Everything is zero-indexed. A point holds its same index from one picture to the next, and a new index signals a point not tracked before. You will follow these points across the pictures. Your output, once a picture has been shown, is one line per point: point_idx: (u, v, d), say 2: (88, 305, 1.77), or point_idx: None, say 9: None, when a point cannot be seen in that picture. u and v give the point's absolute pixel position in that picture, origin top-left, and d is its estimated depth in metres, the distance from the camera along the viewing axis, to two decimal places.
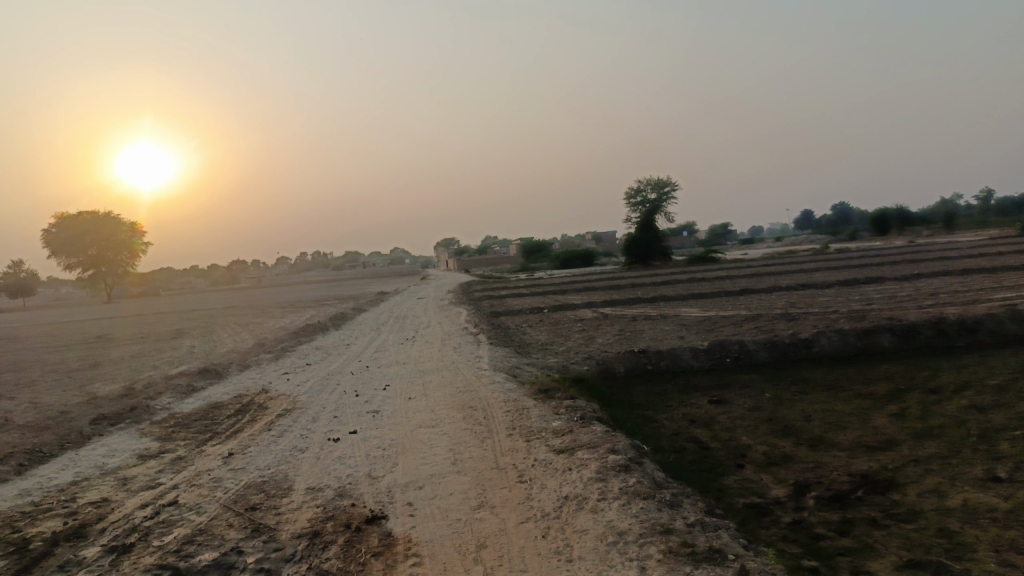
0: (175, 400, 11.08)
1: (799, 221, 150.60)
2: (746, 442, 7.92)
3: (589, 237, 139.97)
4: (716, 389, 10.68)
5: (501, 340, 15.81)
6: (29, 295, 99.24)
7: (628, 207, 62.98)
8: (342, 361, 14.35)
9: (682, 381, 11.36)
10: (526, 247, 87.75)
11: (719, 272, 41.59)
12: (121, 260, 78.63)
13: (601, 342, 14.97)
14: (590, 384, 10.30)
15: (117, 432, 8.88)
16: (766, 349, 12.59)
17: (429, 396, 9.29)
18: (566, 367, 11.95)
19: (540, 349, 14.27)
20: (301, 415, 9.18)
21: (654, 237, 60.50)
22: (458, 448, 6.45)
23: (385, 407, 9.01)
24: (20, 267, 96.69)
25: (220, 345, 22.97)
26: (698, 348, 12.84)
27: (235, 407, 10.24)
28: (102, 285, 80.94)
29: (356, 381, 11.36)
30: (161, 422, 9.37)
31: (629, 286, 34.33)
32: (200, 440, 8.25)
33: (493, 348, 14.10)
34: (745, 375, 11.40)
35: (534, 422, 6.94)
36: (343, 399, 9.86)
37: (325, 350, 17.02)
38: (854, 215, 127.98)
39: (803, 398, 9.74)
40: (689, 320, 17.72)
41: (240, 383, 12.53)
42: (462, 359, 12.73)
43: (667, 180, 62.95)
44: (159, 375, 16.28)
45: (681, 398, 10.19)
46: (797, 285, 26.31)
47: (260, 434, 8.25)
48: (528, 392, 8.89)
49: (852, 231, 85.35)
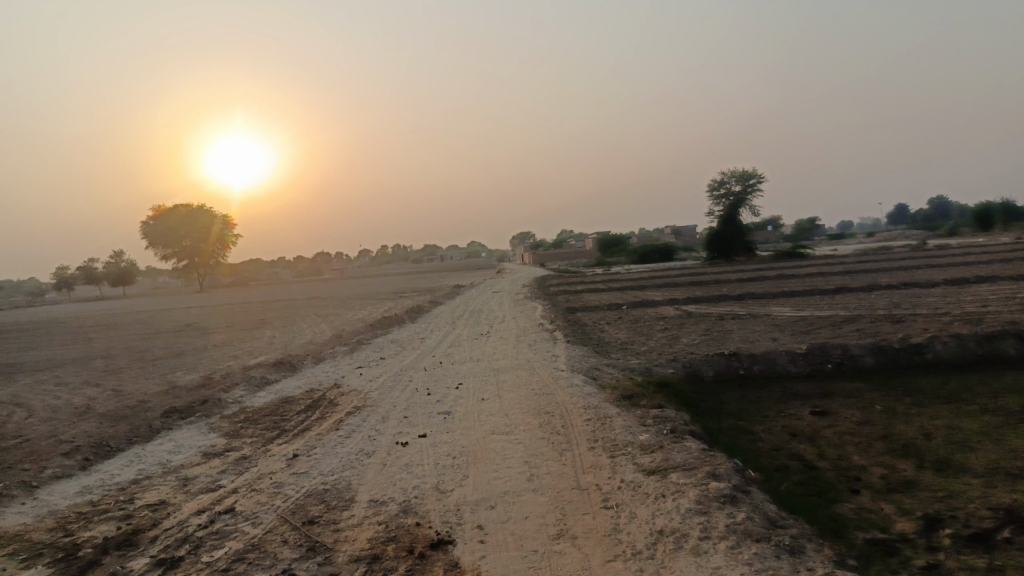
0: (247, 393, 10.92)
1: (893, 215, 143.25)
2: (859, 462, 7.01)
3: (668, 230, 137.03)
4: (817, 399, 9.73)
5: (579, 337, 15.16)
6: (128, 284, 104.67)
7: (711, 200, 60.97)
8: (415, 356, 14.02)
9: (778, 388, 10.42)
10: (603, 241, 86.51)
11: (809, 269, 39.44)
12: (213, 251, 81.99)
13: (686, 342, 14.09)
14: (677, 390, 9.52)
15: (186, 426, 8.70)
16: (871, 356, 11.46)
17: (504, 398, 8.71)
18: (649, 370, 11.19)
19: (620, 349, 13.53)
20: (370, 413, 8.77)
21: (738, 232, 58.39)
22: (535, 461, 5.83)
23: (456, 408, 8.49)
24: (122, 255, 102.27)
25: (299, 336, 23.19)
26: (794, 352, 11.84)
27: (305, 402, 9.97)
28: (194, 275, 84.51)
29: (428, 378, 10.93)
30: (231, 417, 9.15)
31: (713, 282, 32.92)
32: (266, 439, 7.93)
33: (571, 345, 13.45)
34: (850, 383, 10.37)
35: (618, 434, 6.26)
36: (414, 398, 9.42)
37: (399, 344, 16.78)
38: (954, 209, 120.72)
39: (921, 411, 8.67)
40: (780, 320, 16.57)
41: (313, 376, 12.33)
42: (539, 357, 12.11)
43: (753, 172, 60.58)
44: (237, 366, 16.40)
45: (779, 409, 9.29)
46: (899, 283, 24.45)
47: (327, 434, 7.86)
48: (610, 397, 8.21)
49: (952, 227, 80.34)
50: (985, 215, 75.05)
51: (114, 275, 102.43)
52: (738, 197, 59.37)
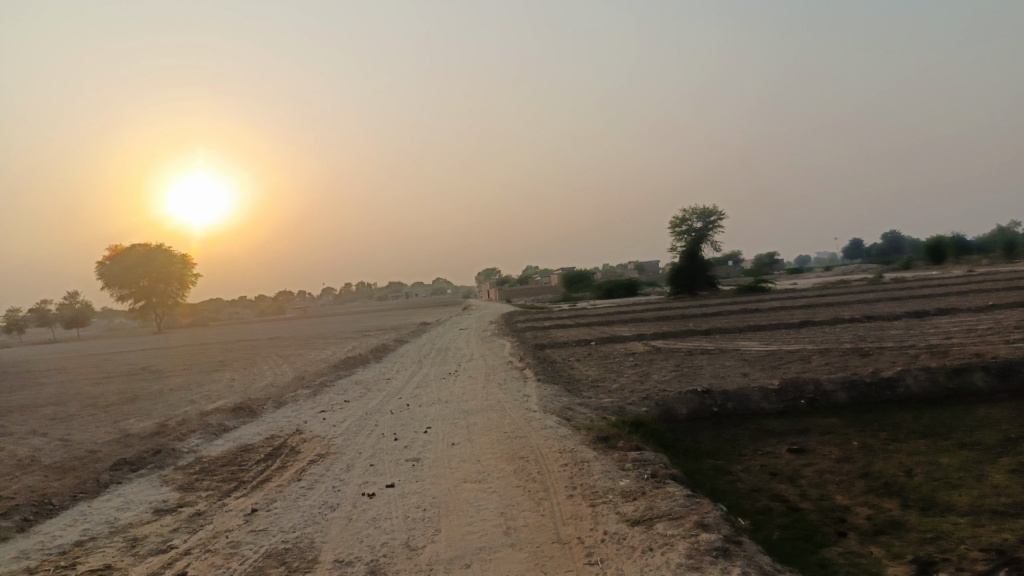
0: (204, 441, 10.38)
1: (848, 250, 146.74)
2: (842, 503, 6.83)
3: (631, 266, 138.25)
4: (794, 436, 9.58)
5: (549, 375, 14.88)
6: (81, 326, 101.57)
7: (673, 236, 61.69)
8: (380, 398, 13.58)
9: (754, 425, 10.26)
10: (568, 277, 86.78)
11: (773, 303, 39.88)
12: (172, 291, 80.24)
13: (657, 379, 13.91)
14: (652, 431, 9.29)
15: (137, 479, 8.17)
16: (844, 391, 11.40)
17: (475, 443, 8.37)
18: (622, 409, 10.95)
19: (591, 387, 13.28)
20: (334, 462, 8.34)
21: (701, 267, 59.08)
22: (511, 511, 5.51)
23: (425, 454, 8.13)
24: (75, 296, 99.45)
25: (259, 379, 22.46)
26: (767, 388, 11.73)
27: (266, 450, 9.49)
28: (152, 316, 82.42)
29: (395, 422, 10.52)
30: (185, 468, 8.63)
31: (679, 317, 33.00)
32: (223, 492, 7.46)
33: (542, 384, 13.17)
34: (825, 420, 10.25)
35: (597, 481, 5.98)
36: (380, 444, 9.02)
37: (364, 385, 16.29)
38: (906, 243, 124.09)
39: (898, 447, 8.56)
40: (750, 355, 16.52)
41: (274, 421, 11.82)
42: (509, 398, 11.79)
43: (713, 209, 61.59)
44: (194, 411, 15.73)
45: (756, 447, 9.11)
46: (861, 317, 24.73)
47: (288, 485, 7.42)
48: (585, 439, 7.93)
49: (906, 260, 82.48)
50: (936, 248, 77.32)
51: (67, 317, 99.42)
52: (700, 232, 60.18)
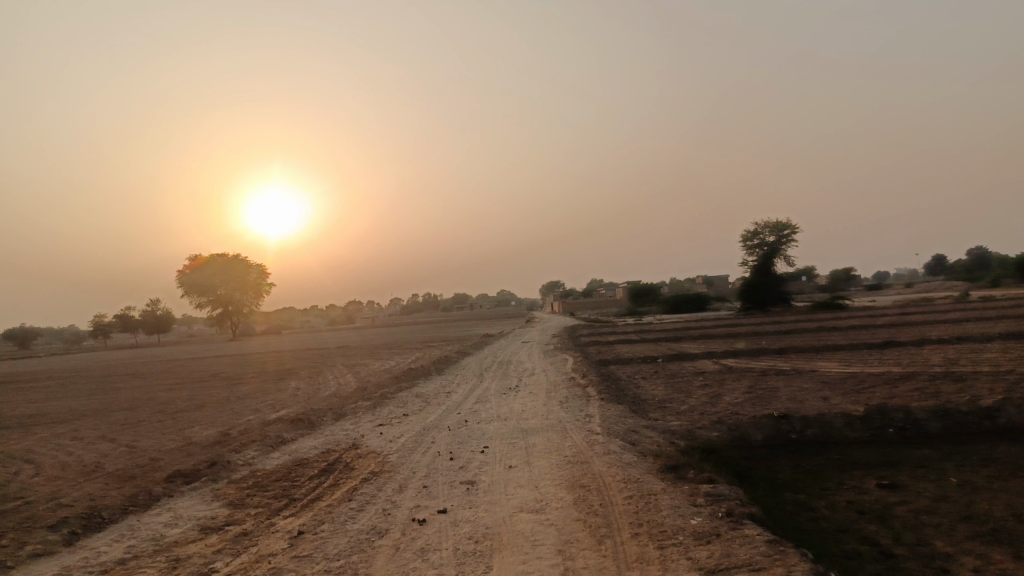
0: (260, 453, 10.25)
1: (931, 267, 139.93)
2: (944, 548, 6.06)
3: (699, 281, 135.37)
4: (882, 469, 8.76)
5: (614, 394, 14.30)
6: (163, 332, 105.74)
7: (744, 249, 59.86)
8: (440, 412, 13.28)
9: (837, 456, 9.46)
10: (634, 291, 85.41)
11: (851, 320, 38.07)
12: (247, 299, 82.74)
13: (729, 401, 13.15)
14: (725, 460, 8.63)
15: (189, 492, 8.03)
16: (937, 420, 10.46)
17: (534, 466, 7.92)
18: (692, 433, 10.31)
19: (658, 408, 12.64)
20: (387, 481, 8.01)
21: (773, 282, 57.12)
22: (569, 549, 5.02)
23: (481, 476, 7.72)
24: (158, 303, 103.83)
25: (323, 389, 22.52)
26: (851, 415, 10.88)
27: (320, 465, 9.26)
28: (227, 323, 85.11)
29: (453, 439, 10.17)
30: (238, 482, 8.46)
31: (751, 334, 31.72)
32: (273, 510, 7.21)
33: (606, 404, 12.61)
34: (917, 451, 9.38)
35: (666, 518, 5.44)
36: (435, 463, 8.65)
37: (425, 399, 16.06)
38: (994, 259, 117.50)
39: (1005, 486, 7.67)
40: (829, 377, 15.52)
41: (332, 435, 11.64)
42: (571, 417, 11.29)
43: (786, 222, 59.58)
44: (256, 420, 15.78)
45: (840, 481, 8.35)
46: (951, 337, 23.13)
47: (338, 506, 7.12)
48: (651, 468, 7.38)
49: (995, 276, 77.98)
50: None
51: (149, 323, 103.79)
52: (772, 246, 58.20)
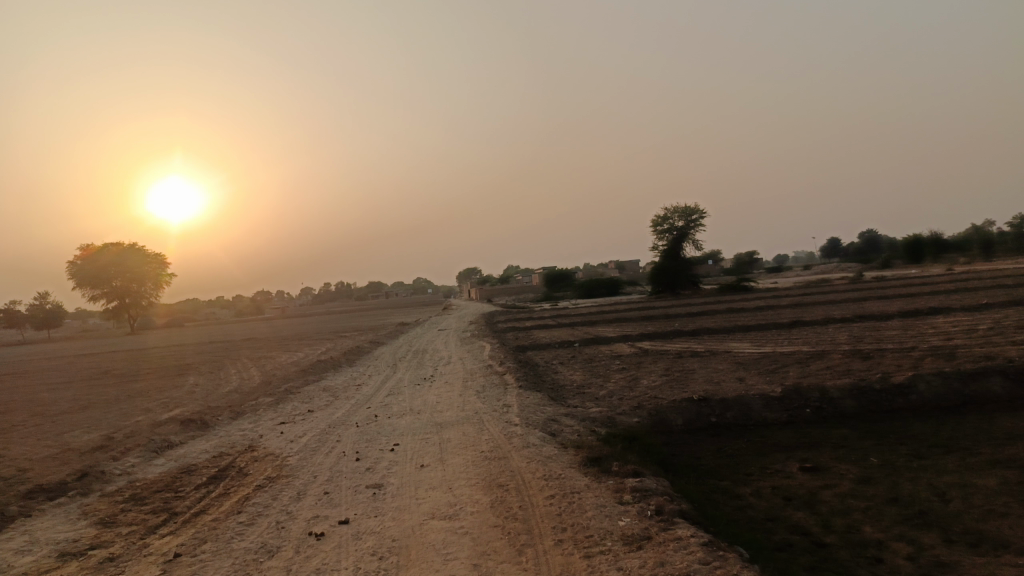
0: (141, 460, 9.19)
1: (827, 250, 147.39)
2: (874, 534, 5.84)
3: (612, 266, 137.71)
4: (803, 451, 8.62)
5: (531, 381, 13.85)
6: (52, 326, 98.77)
7: (655, 234, 60.89)
8: (348, 407, 12.48)
9: (758, 439, 9.30)
10: (548, 277, 85.77)
11: (758, 302, 39.17)
12: (146, 291, 78.26)
13: (648, 385, 12.94)
14: (648, 449, 8.29)
15: (50, 510, 6.97)
16: (851, 399, 10.51)
17: (448, 464, 7.31)
18: (612, 420, 9.96)
19: (577, 394, 12.26)
20: (283, 488, 7.21)
21: (683, 266, 58.42)
22: (486, 563, 4.42)
23: (390, 478, 7.05)
24: (46, 296, 96.92)
25: (224, 384, 21.15)
26: (769, 396, 10.81)
27: (209, 472, 8.34)
28: (124, 316, 80.26)
29: (360, 436, 9.43)
30: (111, 496, 7.44)
31: (664, 317, 32.05)
32: (148, 529, 6.30)
33: (524, 392, 12.13)
34: (835, 433, 9.33)
35: (592, 522, 4.93)
36: (339, 465, 7.91)
37: (333, 392, 15.18)
38: (883, 242, 124.54)
39: (925, 465, 7.62)
40: (743, 358, 15.58)
41: (228, 436, 10.66)
42: (488, 407, 10.75)
43: (695, 207, 61.06)
44: (146, 421, 14.50)
45: (764, 465, 8.14)
46: (853, 316, 23.91)
47: (225, 520, 6.28)
48: (573, 461, 6.90)
49: (885, 258, 82.57)
50: (914, 247, 77.43)
51: (38, 317, 96.91)
52: (681, 230, 59.45)
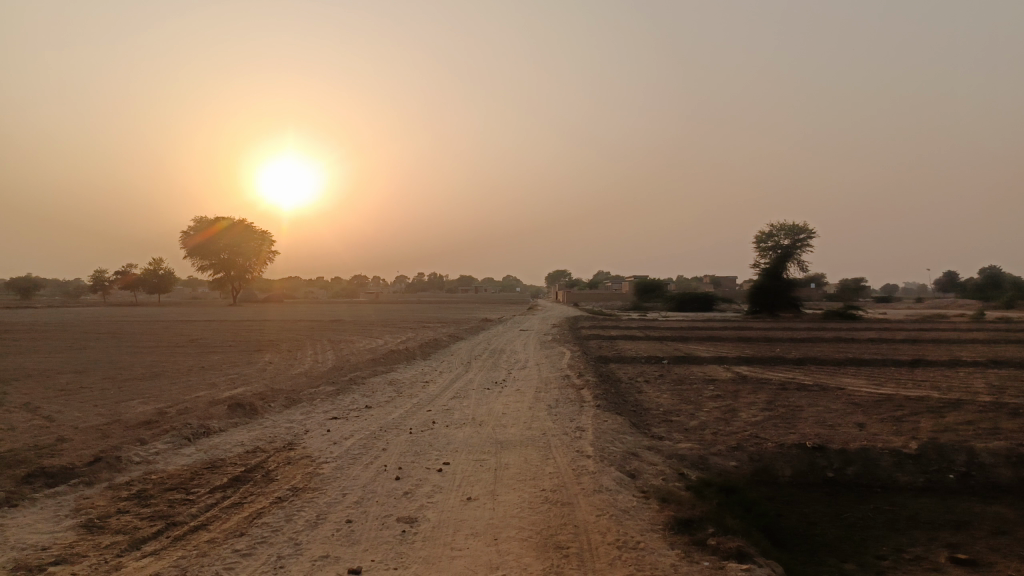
0: (169, 447, 8.28)
1: (942, 284, 137.58)
2: None
3: (706, 281, 133.10)
4: (951, 534, 6.80)
5: (612, 400, 12.35)
6: (162, 291, 103.93)
7: (757, 251, 58.20)
8: (406, 407, 11.36)
9: (888, 509, 7.50)
10: (639, 286, 83.36)
11: (869, 333, 36.01)
12: (250, 266, 80.68)
13: (747, 419, 11.21)
14: (750, 510, 6.68)
15: (38, 502, 6.04)
16: (1007, 467, 8.50)
17: (499, 501, 5.95)
18: (705, 462, 8.36)
19: (664, 422, 10.66)
20: (302, 506, 6.03)
21: (784, 286, 55.10)
22: None
23: (429, 512, 5.76)
24: (159, 262, 102.14)
25: (295, 365, 20.55)
26: (900, 452, 8.93)
27: (232, 472, 7.30)
28: (227, 287, 83.32)
29: (407, 448, 8.21)
30: (114, 492, 6.47)
31: (763, 339, 29.65)
32: (132, 542, 5.22)
33: (602, 414, 10.63)
34: (989, 512, 7.42)
35: None
36: (374, 483, 6.69)
37: (398, 387, 14.16)
38: (1008, 279, 114.28)
39: None
40: (860, 398, 13.46)
41: (270, 427, 9.67)
42: (558, 429, 9.33)
43: (803, 226, 57.86)
44: (204, 398, 13.86)
45: (900, 548, 6.39)
46: (986, 360, 21.05)
47: (218, 546, 5.12)
48: (654, 522, 5.40)
49: (1011, 297, 75.76)
50: None
51: (150, 282, 102.24)
52: (787, 250, 56.43)
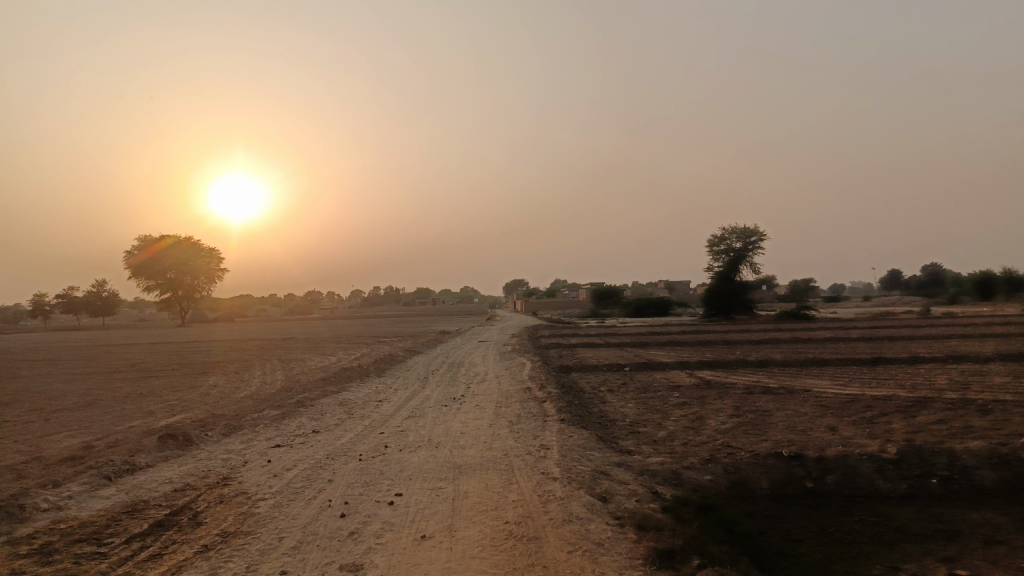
0: (86, 489, 7.38)
1: (887, 281, 141.46)
2: None
3: (662, 285, 134.28)
4: (944, 545, 6.35)
5: (575, 412, 11.74)
6: (106, 313, 100.11)
7: (711, 255, 58.55)
8: (357, 430, 10.58)
9: (874, 521, 7.03)
10: (596, 293, 83.41)
11: (825, 332, 36.20)
12: (198, 284, 78.12)
13: (717, 427, 10.73)
14: (733, 532, 6.13)
15: None
16: (989, 469, 8.14)
17: (457, 539, 5.26)
18: (679, 477, 7.80)
19: (632, 435, 10.10)
20: (231, 556, 5.26)
21: (738, 289, 55.54)
22: None
23: (376, 556, 5.05)
24: (103, 283, 98.45)
25: (241, 387, 19.47)
26: (879, 458, 8.52)
27: (153, 516, 6.46)
28: (174, 307, 80.51)
29: (354, 478, 7.45)
30: (10, 548, 5.60)
31: (722, 342, 29.46)
32: None
33: (567, 429, 10.01)
34: (978, 518, 7.02)
35: None
36: (315, 522, 5.93)
37: (350, 407, 13.32)
38: (949, 275, 118.02)
39: None
40: (828, 400, 13.13)
41: (205, 460, 8.81)
42: (521, 448, 8.67)
43: (754, 228, 58.51)
44: (139, 428, 12.82)
45: (895, 565, 5.92)
46: (943, 356, 21.12)
47: None
48: (633, 556, 4.80)
49: (955, 292, 77.86)
50: (986, 283, 72.60)
51: (93, 305, 98.43)
52: (740, 253, 57.00)
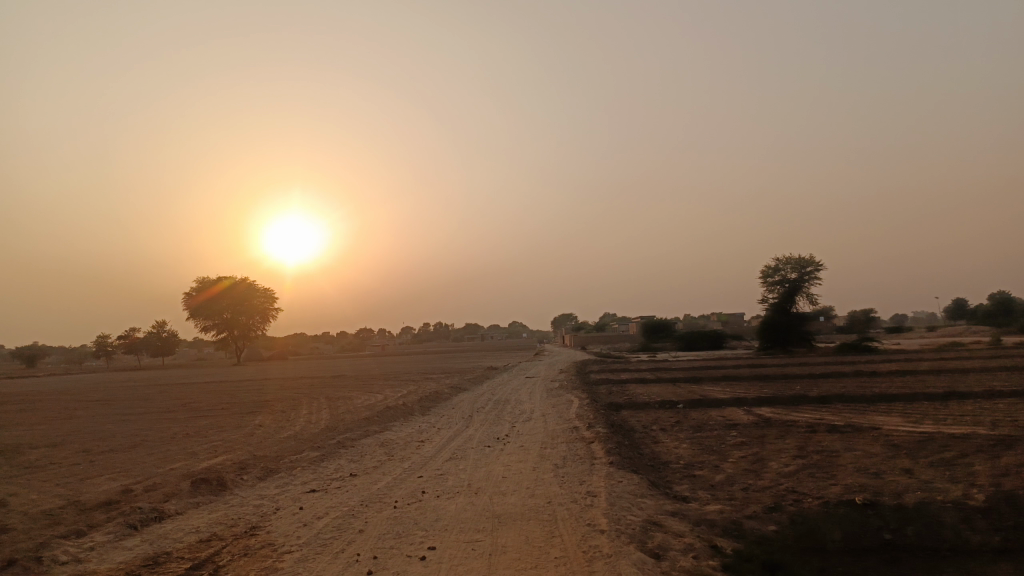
0: (109, 540, 7.05)
1: (952, 309, 135.75)
2: None
3: (714, 317, 131.55)
4: None
5: (625, 454, 11.06)
6: (165, 353, 102.62)
7: (765, 287, 56.95)
8: (395, 474, 10.12)
9: None
10: (646, 326, 81.97)
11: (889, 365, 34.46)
12: (253, 324, 79.39)
13: (780, 470, 9.92)
14: None
15: None
16: None
17: None
18: (741, 529, 7.09)
19: (686, 479, 9.39)
20: None
21: (794, 320, 53.75)
22: None
23: None
24: (163, 323, 101.13)
25: (286, 427, 19.24)
26: (967, 507, 7.63)
27: (171, 571, 6.06)
28: (230, 347, 82.02)
29: (386, 529, 6.95)
30: None
31: (780, 376, 28.21)
32: None
33: (616, 473, 9.36)
34: None
35: None
36: None
37: (390, 449, 12.88)
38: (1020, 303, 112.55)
39: None
40: (900, 440, 12.14)
41: (236, 506, 8.44)
42: (565, 495, 8.06)
43: (809, 258, 56.80)
44: (178, 471, 12.61)
45: None
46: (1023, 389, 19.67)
47: None
48: None
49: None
50: None
51: (154, 346, 101.04)
52: (795, 283, 55.33)
